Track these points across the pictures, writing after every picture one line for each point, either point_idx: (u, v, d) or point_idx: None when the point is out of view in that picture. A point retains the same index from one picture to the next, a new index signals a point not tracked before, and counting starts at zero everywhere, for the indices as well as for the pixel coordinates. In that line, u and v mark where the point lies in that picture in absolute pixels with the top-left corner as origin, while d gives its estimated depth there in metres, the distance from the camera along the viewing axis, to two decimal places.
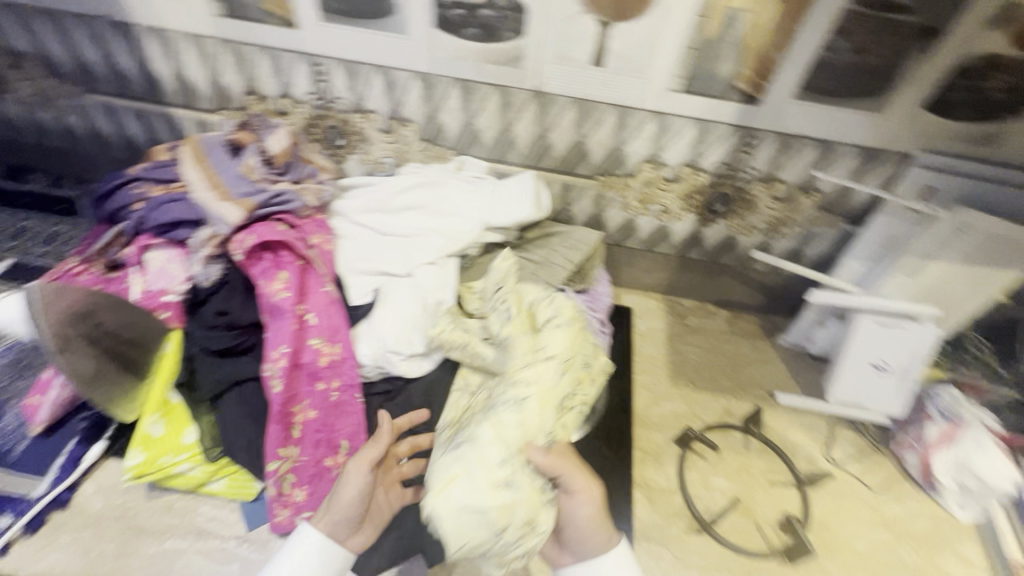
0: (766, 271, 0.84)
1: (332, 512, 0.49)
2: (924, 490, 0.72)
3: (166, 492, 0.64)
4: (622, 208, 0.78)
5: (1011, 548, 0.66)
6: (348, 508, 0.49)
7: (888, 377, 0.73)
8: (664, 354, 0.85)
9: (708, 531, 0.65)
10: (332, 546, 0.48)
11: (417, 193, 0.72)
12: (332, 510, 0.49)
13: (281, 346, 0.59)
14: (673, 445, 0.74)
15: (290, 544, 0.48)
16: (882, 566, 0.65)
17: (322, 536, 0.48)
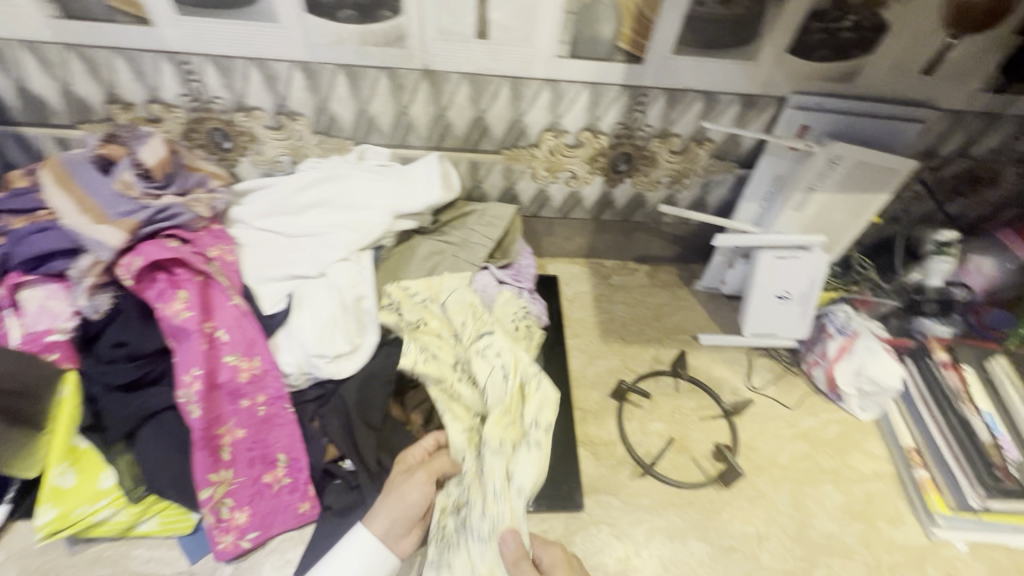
0: (676, 223, 0.88)
1: (380, 521, 0.55)
2: (831, 400, 0.81)
3: (92, 544, 0.59)
4: (532, 178, 0.79)
5: (905, 438, 0.75)
6: (392, 518, 0.55)
7: (791, 305, 0.79)
8: (593, 315, 0.88)
9: (651, 473, 0.70)
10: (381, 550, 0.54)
11: (319, 189, 0.69)
12: (380, 519, 0.55)
13: (192, 368, 0.56)
14: (610, 399, 0.77)
15: (345, 541, 0.54)
16: (802, 474, 0.73)
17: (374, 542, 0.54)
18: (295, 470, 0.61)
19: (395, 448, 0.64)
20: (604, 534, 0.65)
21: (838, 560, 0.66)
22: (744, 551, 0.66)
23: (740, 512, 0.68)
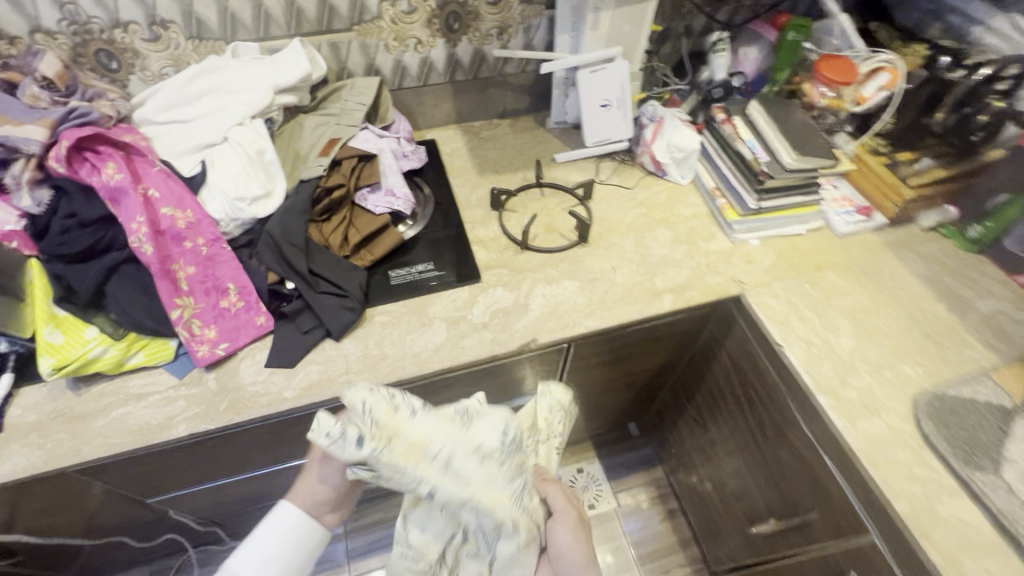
0: (517, 72, 1.08)
1: (302, 492, 0.70)
2: (659, 176, 1.04)
3: (94, 385, 0.73)
4: (386, 50, 0.96)
5: (709, 183, 1.00)
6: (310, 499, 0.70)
7: (613, 110, 1.02)
8: (470, 160, 1.06)
9: (529, 246, 0.91)
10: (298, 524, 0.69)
11: (205, 80, 0.83)
12: (303, 491, 0.70)
13: (136, 217, 0.70)
14: (492, 209, 0.96)
15: (274, 516, 0.68)
16: (642, 226, 0.96)
17: (294, 515, 0.68)
18: (245, 295, 0.77)
19: (322, 261, 0.81)
20: (500, 292, 0.86)
21: (671, 268, 0.90)
22: (603, 278, 0.88)
23: (598, 256, 0.91)
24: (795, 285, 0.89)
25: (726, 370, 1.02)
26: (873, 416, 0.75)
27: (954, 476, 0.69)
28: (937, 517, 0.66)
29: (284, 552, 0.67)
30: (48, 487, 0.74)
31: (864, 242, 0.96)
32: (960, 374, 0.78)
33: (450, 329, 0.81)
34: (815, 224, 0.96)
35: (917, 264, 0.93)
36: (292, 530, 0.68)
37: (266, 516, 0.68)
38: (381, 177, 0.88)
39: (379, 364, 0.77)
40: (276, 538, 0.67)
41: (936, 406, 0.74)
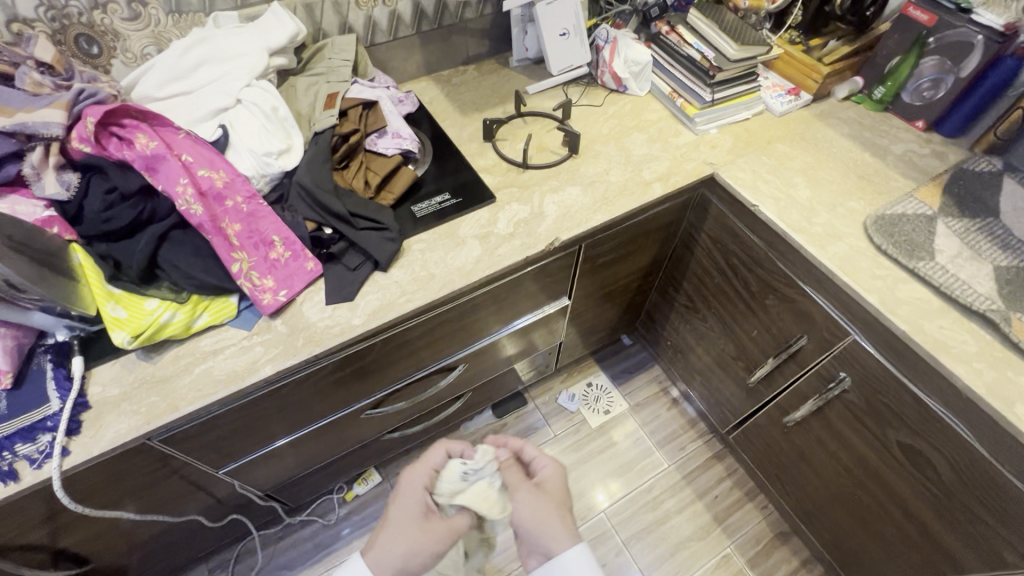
0: (477, 17, 1.16)
1: (385, 548, 0.69)
2: (621, 92, 1.17)
3: (166, 351, 0.76)
4: (356, 7, 1.02)
5: (666, 89, 1.14)
6: (396, 557, 0.69)
7: (572, 38, 1.12)
8: (449, 103, 1.14)
9: (529, 165, 1.01)
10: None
11: (197, 51, 0.85)
12: (385, 547, 0.69)
13: (180, 180, 0.73)
14: (486, 141, 1.05)
15: (349, 564, 0.68)
16: (617, 134, 1.09)
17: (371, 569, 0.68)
18: (291, 243, 0.81)
19: (354, 202, 0.86)
20: (516, 206, 0.95)
21: (653, 162, 1.04)
22: (600, 180, 1.00)
23: (588, 164, 1.03)
24: (754, 158, 1.06)
25: (708, 250, 1.19)
26: (837, 241, 0.93)
27: (904, 269, 0.89)
28: (898, 299, 0.85)
29: None
30: (139, 459, 0.77)
31: (798, 117, 1.14)
32: (892, 199, 0.98)
33: (483, 243, 0.90)
34: (757, 108, 1.14)
35: (842, 126, 1.12)
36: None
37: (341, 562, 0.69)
38: (385, 122, 0.95)
39: (431, 281, 0.85)
40: None
41: (880, 221, 0.93)
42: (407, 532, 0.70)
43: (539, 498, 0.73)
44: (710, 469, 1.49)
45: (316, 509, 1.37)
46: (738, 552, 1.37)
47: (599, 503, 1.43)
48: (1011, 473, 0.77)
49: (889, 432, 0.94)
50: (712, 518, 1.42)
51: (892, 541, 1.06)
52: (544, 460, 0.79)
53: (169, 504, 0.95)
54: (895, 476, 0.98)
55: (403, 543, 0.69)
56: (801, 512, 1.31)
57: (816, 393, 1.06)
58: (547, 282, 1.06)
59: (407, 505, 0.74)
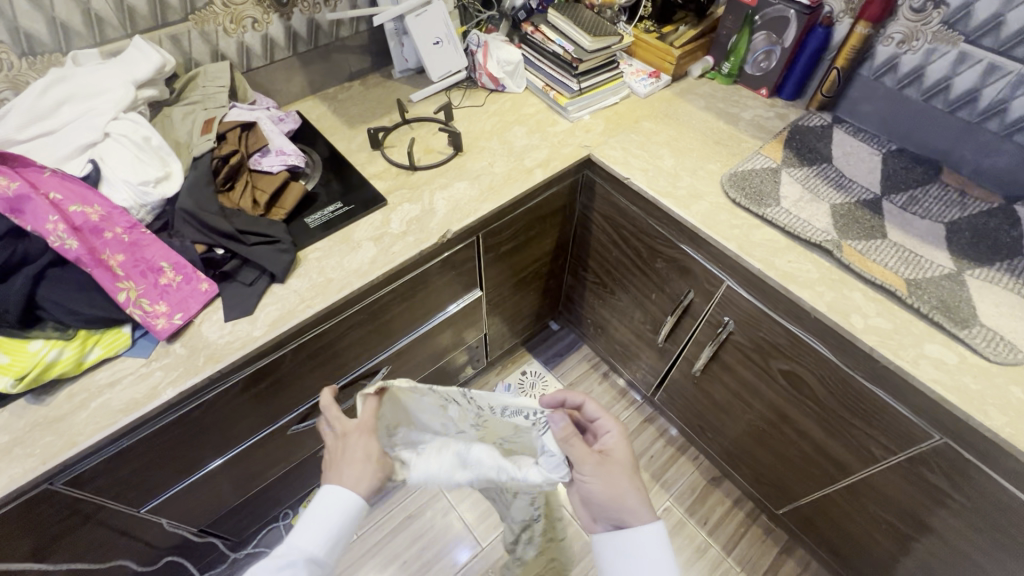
0: (352, 34, 1.21)
1: (346, 480, 0.70)
2: (500, 91, 1.26)
3: (58, 389, 0.75)
4: (226, 35, 1.05)
5: (540, 84, 1.24)
6: (352, 485, 0.70)
7: (446, 45, 1.19)
8: (337, 117, 1.17)
9: (417, 167, 1.06)
10: (336, 504, 0.68)
11: (57, 90, 0.85)
12: (346, 480, 0.70)
13: (50, 217, 0.73)
14: (374, 149, 1.10)
15: (321, 498, 0.69)
16: (499, 128, 1.16)
17: (339, 497, 0.68)
18: (180, 267, 0.82)
19: (242, 220, 0.89)
20: (407, 206, 1.00)
21: (533, 151, 1.12)
22: (485, 172, 1.07)
23: (474, 159, 1.10)
24: (623, 136, 1.16)
25: (602, 227, 1.28)
26: (699, 200, 1.04)
27: (756, 216, 1.01)
28: (753, 242, 0.97)
29: (326, 538, 0.67)
30: (44, 505, 0.75)
31: (661, 97, 1.26)
32: (744, 157, 1.11)
33: (379, 244, 0.94)
34: (623, 93, 1.25)
35: (699, 101, 1.25)
36: (353, 512, 0.69)
37: (313, 499, 0.69)
38: (268, 141, 0.98)
39: (330, 286, 0.88)
40: (327, 519, 0.67)
41: (733, 179, 1.05)
42: (359, 467, 0.71)
43: (608, 471, 0.73)
44: (644, 432, 1.59)
45: (264, 539, 1.35)
46: (677, 503, 1.47)
47: None
48: (861, 376, 0.89)
49: (771, 362, 1.06)
50: (651, 477, 1.51)
51: (798, 462, 1.17)
52: (608, 425, 0.77)
53: (92, 552, 0.92)
54: (785, 401, 1.09)
55: (357, 476, 0.70)
56: (727, 456, 1.41)
57: (711, 340, 1.17)
58: (454, 274, 1.12)
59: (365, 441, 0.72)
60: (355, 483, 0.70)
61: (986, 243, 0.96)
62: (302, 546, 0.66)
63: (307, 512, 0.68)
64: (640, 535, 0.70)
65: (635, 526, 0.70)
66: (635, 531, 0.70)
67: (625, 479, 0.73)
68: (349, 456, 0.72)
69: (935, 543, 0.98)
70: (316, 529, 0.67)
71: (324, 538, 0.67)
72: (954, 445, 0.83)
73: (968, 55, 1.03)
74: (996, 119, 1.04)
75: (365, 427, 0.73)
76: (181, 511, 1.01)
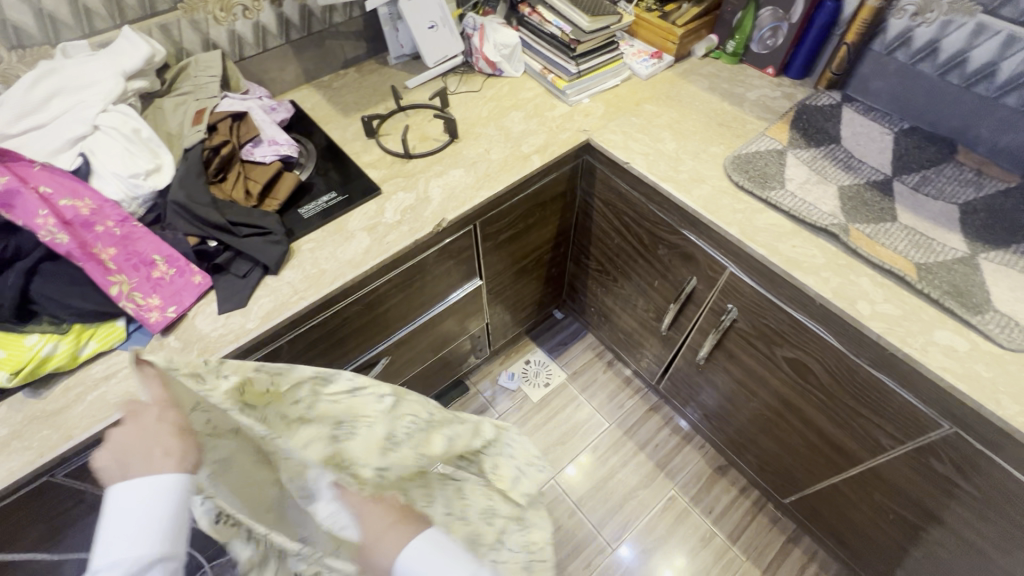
0: (347, 20, 1.19)
1: (136, 472, 0.56)
2: (497, 76, 1.23)
3: (54, 381, 0.76)
4: (216, 23, 1.03)
5: (538, 67, 1.21)
6: (150, 473, 0.55)
7: (441, 29, 1.17)
8: (331, 106, 1.16)
9: (411, 154, 1.04)
10: (144, 494, 0.54)
11: (46, 83, 0.85)
12: (135, 472, 0.56)
13: (40, 211, 0.73)
14: (369, 138, 1.08)
15: (111, 505, 0.54)
16: (495, 114, 1.14)
17: (135, 494, 0.54)
18: (172, 261, 0.82)
19: (235, 212, 0.88)
20: (402, 195, 0.99)
21: (531, 136, 1.10)
22: (482, 158, 1.05)
23: (469, 145, 1.08)
24: (622, 120, 1.13)
25: (603, 213, 1.25)
26: (701, 184, 1.01)
27: (760, 200, 0.98)
28: (756, 227, 0.94)
29: (148, 541, 0.52)
30: (45, 498, 0.76)
31: (664, 78, 1.22)
32: (748, 139, 1.08)
33: (372, 234, 0.93)
34: (624, 75, 1.22)
35: (702, 82, 1.21)
36: (175, 498, 0.55)
37: (105, 505, 0.54)
38: (260, 132, 0.97)
39: (323, 276, 0.87)
40: (140, 520, 0.53)
41: (736, 162, 1.02)
42: (154, 448, 0.57)
43: (374, 514, 0.62)
44: (649, 421, 1.57)
45: None
46: (682, 492, 1.45)
47: (568, 477, 1.47)
48: (867, 363, 0.87)
49: (775, 350, 1.03)
50: (656, 465, 1.49)
51: (804, 452, 1.14)
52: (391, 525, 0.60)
53: (99, 542, 0.94)
54: (791, 390, 1.06)
55: (147, 467, 0.56)
56: (734, 446, 1.39)
57: (714, 328, 1.15)
58: (451, 264, 1.10)
59: (149, 424, 0.59)
60: (180, 459, 0.57)
61: (1002, 224, 0.92)
62: (118, 556, 0.51)
63: (109, 518, 0.53)
64: (421, 553, 0.56)
65: (438, 553, 0.56)
66: (448, 562, 0.55)
67: (386, 526, 0.59)
68: (145, 441, 0.57)
69: (945, 534, 0.96)
70: (122, 535, 0.52)
71: (149, 534, 0.53)
72: (963, 435, 0.80)
73: (985, 26, 0.98)
74: (1015, 93, 0.99)
75: (163, 400, 0.60)
76: None
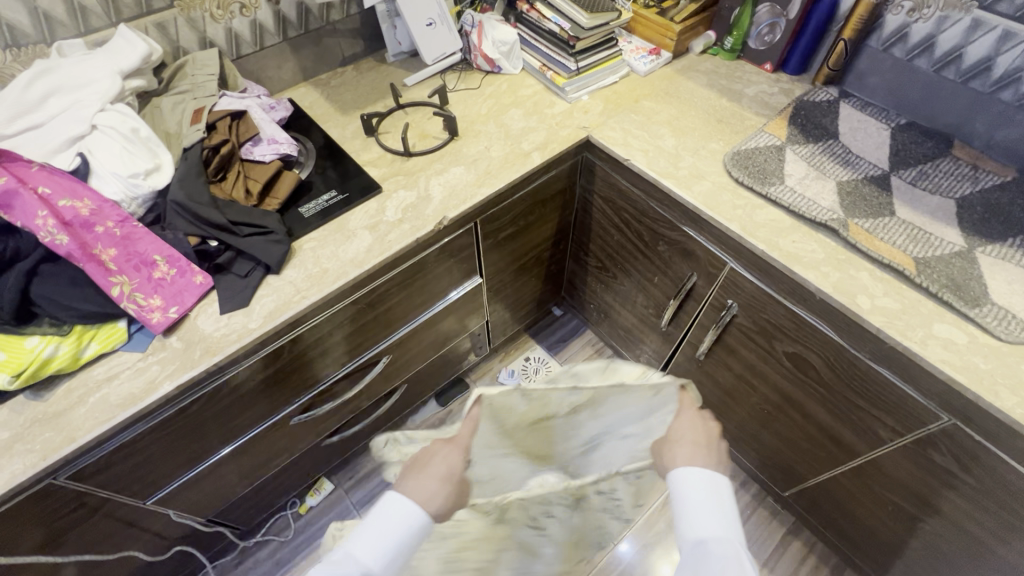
0: (344, 17, 1.18)
1: (414, 490, 0.60)
2: (496, 73, 1.23)
3: (56, 383, 0.75)
4: (213, 20, 1.03)
5: (537, 64, 1.21)
6: (419, 497, 0.59)
7: (439, 27, 1.16)
8: (330, 104, 1.15)
9: (411, 152, 1.04)
10: (405, 511, 0.57)
11: (43, 83, 0.84)
12: (413, 489, 0.60)
13: (39, 212, 0.72)
14: (369, 136, 1.08)
15: (382, 506, 0.57)
16: (495, 111, 1.14)
17: (403, 508, 0.57)
18: (174, 261, 0.81)
19: (235, 211, 0.87)
20: (403, 193, 0.99)
21: (531, 133, 1.10)
22: (482, 156, 1.05)
23: (470, 143, 1.07)
24: (622, 116, 1.13)
25: (603, 210, 1.26)
26: (701, 180, 1.01)
27: (760, 195, 0.98)
28: (756, 223, 0.95)
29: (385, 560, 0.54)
30: (48, 501, 0.76)
31: (662, 74, 1.23)
32: (747, 135, 1.08)
33: (373, 232, 0.93)
34: (623, 71, 1.22)
35: (700, 78, 1.21)
36: (416, 532, 0.57)
37: (375, 504, 0.57)
38: (259, 130, 0.97)
39: (325, 275, 0.87)
40: (392, 533, 0.55)
41: (736, 158, 1.03)
42: (437, 485, 0.61)
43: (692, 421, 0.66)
44: None
45: (272, 528, 1.36)
46: None
47: None
48: (866, 357, 0.87)
49: (775, 345, 1.04)
50: None
51: (804, 445, 1.15)
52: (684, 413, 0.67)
53: (102, 544, 0.94)
54: (792, 384, 1.07)
55: (419, 493, 0.59)
56: (733, 440, 1.40)
57: (714, 323, 1.15)
58: (452, 262, 1.10)
59: (451, 455, 0.64)
60: (436, 502, 0.60)
61: (998, 217, 0.93)
62: (364, 562, 0.53)
63: (373, 520, 0.56)
64: (697, 487, 0.57)
65: (715, 515, 0.55)
66: (712, 510, 0.55)
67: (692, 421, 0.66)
68: (431, 474, 0.62)
69: (942, 524, 0.97)
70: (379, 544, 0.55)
71: (389, 555, 0.55)
72: (962, 426, 0.81)
73: (981, 21, 0.99)
74: (1011, 88, 1.00)
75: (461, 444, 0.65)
76: (188, 502, 1.02)
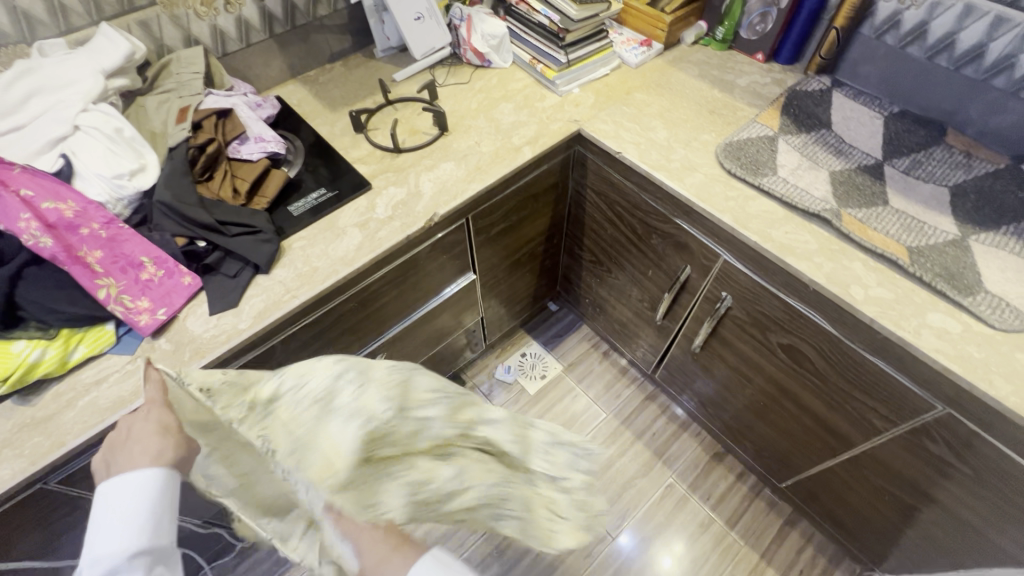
0: (331, 13, 1.17)
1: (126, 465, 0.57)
2: (486, 67, 1.22)
3: (44, 387, 0.75)
4: (198, 18, 1.01)
5: (527, 57, 1.19)
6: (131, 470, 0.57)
7: (427, 20, 1.15)
8: (319, 101, 1.14)
9: (401, 149, 1.03)
10: (134, 492, 0.55)
11: (24, 83, 0.83)
12: (124, 463, 0.57)
13: (21, 215, 0.72)
14: (358, 133, 1.07)
15: (104, 497, 0.55)
16: (484, 106, 1.13)
17: (123, 492, 0.55)
18: (161, 262, 0.80)
19: (223, 211, 0.86)
20: (392, 189, 0.98)
21: (522, 128, 1.09)
22: (472, 151, 1.04)
23: (459, 139, 1.06)
24: (613, 109, 1.12)
25: (596, 204, 1.25)
26: (692, 172, 1.01)
27: (753, 186, 0.98)
28: (749, 214, 0.94)
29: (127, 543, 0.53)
30: (41, 505, 0.75)
31: (654, 66, 1.22)
32: (739, 126, 1.07)
33: (363, 230, 0.92)
34: (614, 63, 1.21)
35: (692, 69, 1.20)
36: (155, 500, 0.56)
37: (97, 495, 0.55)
38: (245, 129, 0.96)
39: (315, 274, 0.86)
40: (123, 519, 0.54)
41: (728, 149, 1.02)
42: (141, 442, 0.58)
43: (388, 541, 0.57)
44: (646, 410, 1.58)
45: None
46: (680, 479, 1.46)
47: None
48: (860, 347, 0.87)
49: (770, 337, 1.04)
50: (653, 453, 1.51)
51: (800, 436, 1.15)
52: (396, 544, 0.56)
53: None
54: (787, 376, 1.06)
55: (130, 461, 0.57)
56: (731, 433, 1.39)
57: (709, 316, 1.15)
58: (444, 259, 1.09)
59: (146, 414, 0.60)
60: (156, 460, 0.57)
61: (991, 205, 0.92)
62: (99, 553, 0.52)
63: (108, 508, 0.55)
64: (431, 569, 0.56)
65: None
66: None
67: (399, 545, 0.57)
68: (135, 443, 0.58)
69: (937, 513, 0.97)
70: (111, 531, 0.54)
71: (128, 536, 0.54)
72: (957, 416, 0.81)
73: (973, 7, 0.98)
74: (1003, 75, 0.98)
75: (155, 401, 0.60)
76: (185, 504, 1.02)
